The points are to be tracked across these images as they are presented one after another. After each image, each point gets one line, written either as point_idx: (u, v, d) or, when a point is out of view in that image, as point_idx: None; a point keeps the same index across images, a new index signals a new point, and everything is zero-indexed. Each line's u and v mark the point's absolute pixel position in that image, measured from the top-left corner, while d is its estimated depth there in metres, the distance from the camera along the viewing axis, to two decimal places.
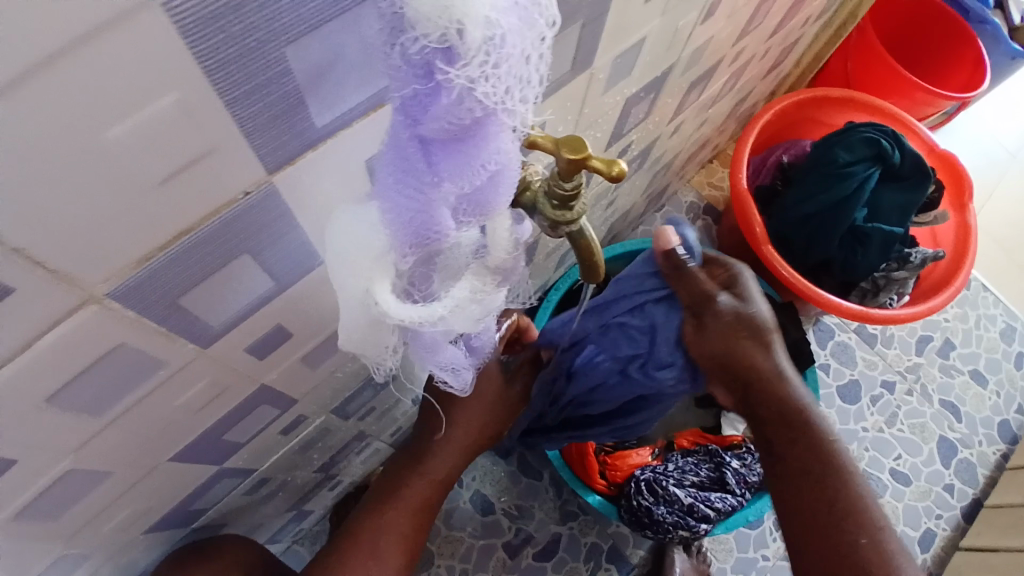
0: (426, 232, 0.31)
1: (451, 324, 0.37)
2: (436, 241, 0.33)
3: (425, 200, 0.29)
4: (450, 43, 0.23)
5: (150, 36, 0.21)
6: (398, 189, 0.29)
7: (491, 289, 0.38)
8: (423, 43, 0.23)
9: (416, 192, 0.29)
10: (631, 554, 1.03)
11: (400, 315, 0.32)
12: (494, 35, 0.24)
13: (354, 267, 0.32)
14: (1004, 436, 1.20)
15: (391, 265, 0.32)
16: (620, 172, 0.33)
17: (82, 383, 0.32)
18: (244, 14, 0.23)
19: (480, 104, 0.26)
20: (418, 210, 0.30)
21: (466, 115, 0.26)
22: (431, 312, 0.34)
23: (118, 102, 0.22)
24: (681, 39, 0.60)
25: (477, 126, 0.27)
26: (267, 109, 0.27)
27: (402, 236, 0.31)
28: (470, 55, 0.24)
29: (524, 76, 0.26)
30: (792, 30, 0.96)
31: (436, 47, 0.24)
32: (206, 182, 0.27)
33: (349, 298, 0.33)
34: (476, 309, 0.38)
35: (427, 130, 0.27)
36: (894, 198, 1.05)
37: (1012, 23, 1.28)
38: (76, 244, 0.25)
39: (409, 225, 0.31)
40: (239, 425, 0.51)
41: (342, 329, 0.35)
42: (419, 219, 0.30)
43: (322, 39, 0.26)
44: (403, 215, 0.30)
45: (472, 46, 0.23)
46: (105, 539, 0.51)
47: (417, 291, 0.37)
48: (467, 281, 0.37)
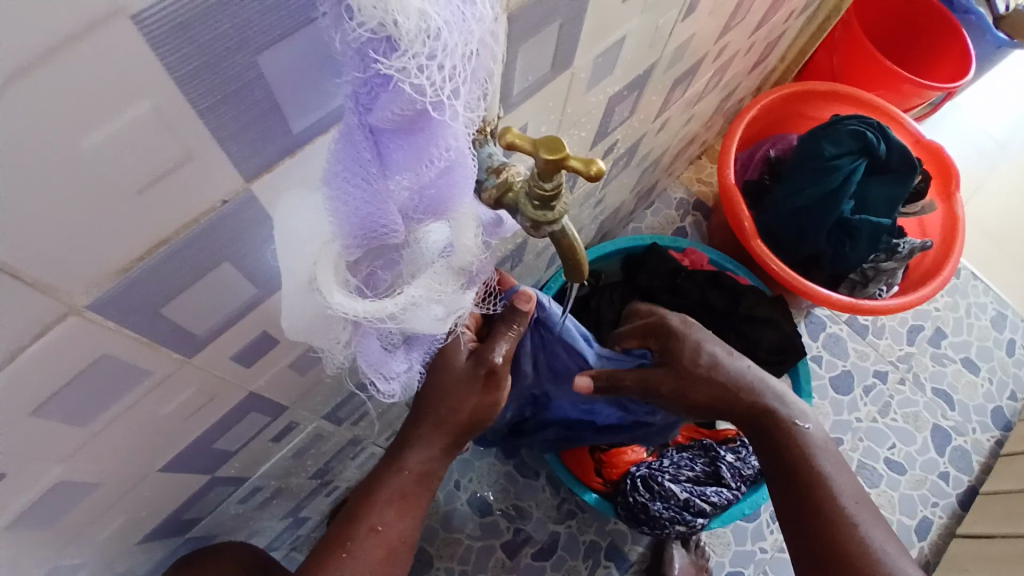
0: (377, 226, 0.32)
1: (407, 320, 0.38)
2: (389, 236, 0.33)
3: (373, 192, 0.29)
4: (387, 32, 0.23)
5: (123, 46, 0.21)
6: (345, 181, 0.29)
7: (453, 289, 0.39)
8: (360, 31, 0.23)
9: (364, 184, 0.29)
10: (630, 550, 1.03)
11: (348, 307, 0.33)
12: (431, 28, 0.24)
13: (307, 252, 0.33)
14: (997, 423, 1.20)
15: (339, 255, 0.33)
16: (599, 171, 0.33)
17: (67, 394, 0.32)
18: (214, 23, 0.23)
19: (421, 98, 0.25)
20: (367, 204, 0.30)
21: (409, 106, 0.26)
22: (379, 308, 0.35)
23: (93, 112, 0.22)
24: (663, 37, 0.60)
25: (422, 119, 0.27)
26: (240, 117, 0.27)
27: (352, 228, 0.31)
28: (407, 45, 0.24)
29: (465, 70, 0.26)
30: (775, 25, 0.96)
31: (373, 36, 0.23)
32: (185, 190, 0.27)
33: (292, 279, 0.34)
34: (434, 308, 0.38)
35: (373, 121, 0.26)
36: (881, 190, 1.05)
37: (994, 13, 1.29)
38: (56, 255, 0.25)
39: (360, 218, 0.31)
40: (230, 433, 0.51)
41: (286, 315, 0.36)
42: (369, 211, 0.30)
43: (289, 45, 0.26)
44: (353, 207, 0.30)
45: (408, 36, 0.23)
46: (99, 550, 0.51)
47: (374, 284, 0.38)
48: (428, 281, 0.37)
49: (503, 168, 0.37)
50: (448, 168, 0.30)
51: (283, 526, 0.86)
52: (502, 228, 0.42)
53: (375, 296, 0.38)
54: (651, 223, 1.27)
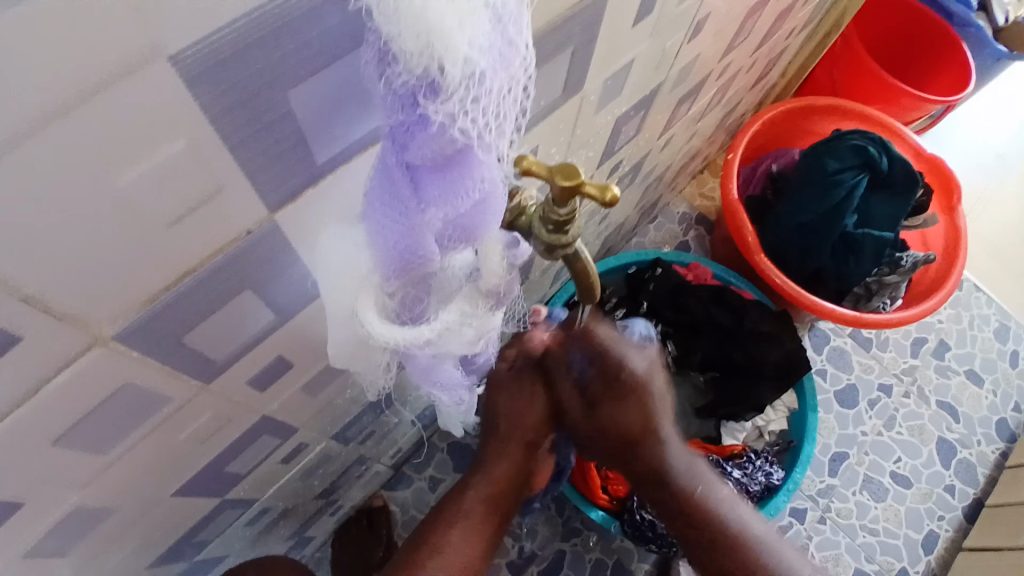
0: (412, 259, 0.32)
1: (442, 343, 0.39)
2: (424, 267, 0.33)
3: (410, 226, 0.29)
4: (432, 77, 0.24)
5: (160, 85, 0.21)
6: (385, 214, 0.29)
7: (482, 311, 0.39)
8: (407, 76, 0.24)
9: (402, 218, 0.29)
10: (636, 568, 1.02)
11: (386, 336, 0.34)
12: (476, 73, 0.24)
13: (346, 286, 0.33)
14: (1002, 435, 1.20)
15: (377, 286, 0.33)
16: (614, 197, 0.34)
17: (88, 423, 0.32)
18: (249, 61, 0.23)
19: (464, 138, 0.26)
20: (404, 237, 0.30)
21: (449, 145, 0.26)
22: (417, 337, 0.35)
23: (128, 150, 0.22)
24: (669, 58, 0.60)
25: (461, 156, 0.27)
26: (271, 150, 0.27)
27: (389, 261, 0.31)
28: (450, 90, 0.24)
29: (501, 109, 0.27)
30: (777, 42, 0.97)
31: (419, 81, 0.24)
32: (212, 222, 0.28)
33: (337, 315, 0.34)
34: (466, 331, 0.39)
35: (413, 158, 0.27)
36: (882, 206, 1.06)
37: (990, 28, 1.31)
38: (85, 288, 0.25)
39: (396, 251, 0.31)
40: (241, 456, 0.51)
41: (330, 344, 0.36)
42: (405, 244, 0.30)
43: (324, 80, 0.26)
44: (389, 239, 0.30)
45: (452, 83, 0.24)
46: (110, 575, 0.50)
47: (408, 311, 0.37)
48: (458, 306, 0.38)
49: (516, 193, 0.38)
50: (484, 199, 0.30)
51: (289, 546, 0.85)
52: (522, 252, 0.40)
53: (412, 322, 0.37)
54: (654, 237, 1.27)
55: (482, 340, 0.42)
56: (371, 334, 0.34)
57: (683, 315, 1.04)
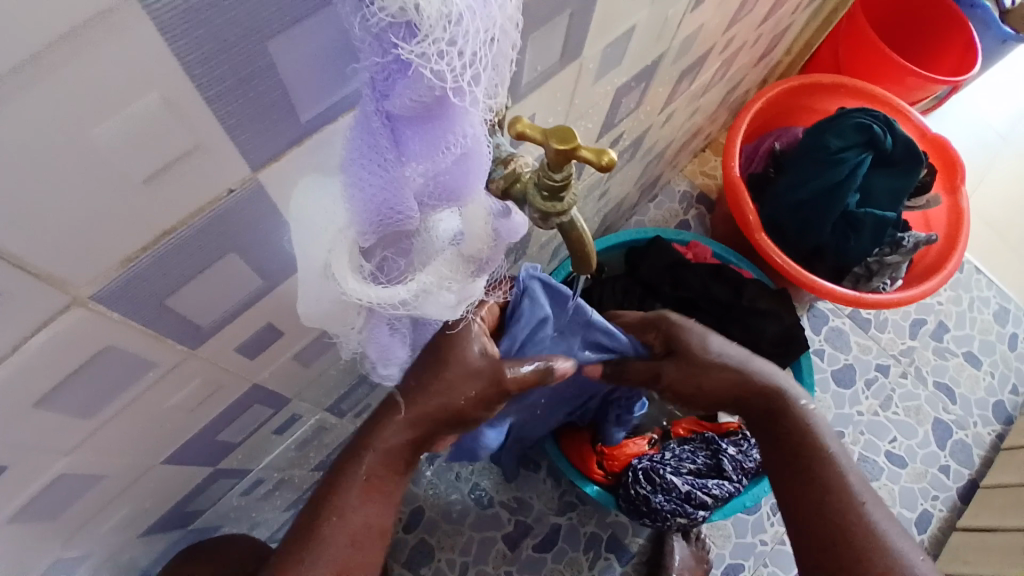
0: (391, 215, 0.31)
1: (419, 306, 0.38)
2: (404, 224, 0.32)
3: (389, 179, 0.29)
4: (408, 17, 0.23)
5: (133, 33, 0.20)
6: (363, 167, 0.28)
7: (462, 277, 0.39)
8: (380, 15, 0.23)
9: (381, 171, 0.28)
10: (631, 542, 1.03)
11: (360, 294, 0.33)
12: (452, 14, 0.23)
13: (319, 243, 0.32)
14: (998, 417, 1.20)
15: (353, 242, 0.32)
16: (611, 161, 0.33)
17: (71, 387, 0.32)
18: (227, 9, 0.22)
19: (440, 84, 0.25)
20: (384, 192, 0.29)
21: (427, 93, 0.25)
22: (392, 295, 0.35)
23: (101, 102, 0.21)
24: (671, 27, 0.59)
25: (440, 107, 0.26)
26: (252, 105, 0.26)
27: (366, 216, 0.30)
28: (427, 29, 0.23)
29: (484, 57, 0.26)
30: (782, 16, 0.95)
31: (394, 21, 0.23)
32: (193, 180, 0.27)
33: (309, 271, 0.33)
34: (446, 295, 0.38)
35: (393, 107, 0.26)
36: (886, 183, 1.05)
37: (1001, 6, 1.28)
38: (64, 244, 0.25)
39: (375, 207, 0.30)
40: (233, 425, 0.51)
41: (300, 302, 0.35)
42: (384, 198, 0.29)
43: (307, 32, 0.26)
44: (368, 195, 0.29)
45: (428, 21, 0.23)
46: (104, 540, 0.50)
47: (385, 273, 0.38)
48: (438, 268, 0.37)
49: (511, 159, 0.37)
50: (464, 154, 0.29)
51: (285, 517, 0.86)
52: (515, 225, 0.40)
53: (388, 283, 0.38)
54: (654, 215, 1.26)
55: (461, 308, 0.41)
56: (345, 291, 0.33)
57: (682, 291, 1.03)
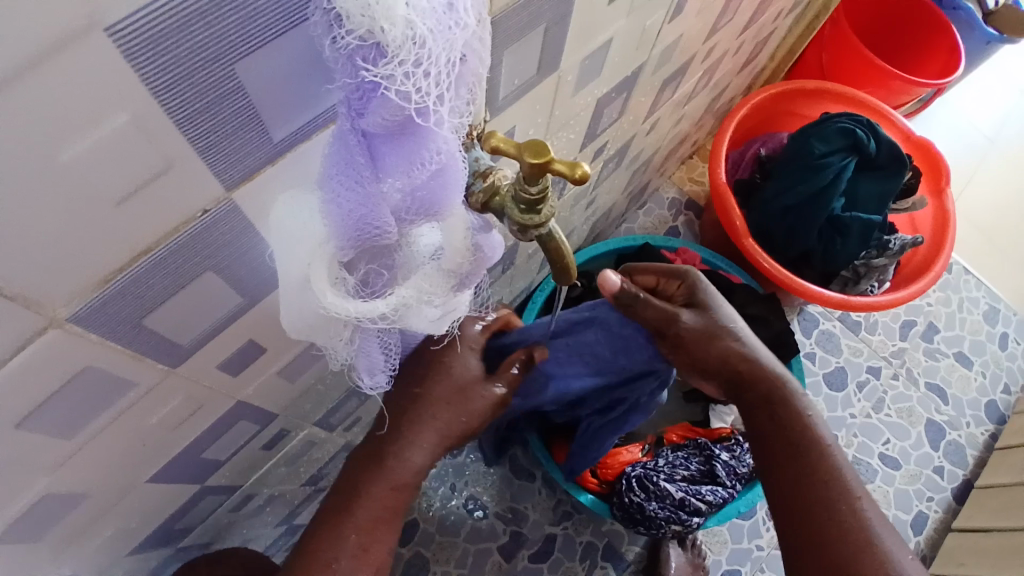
0: (369, 229, 0.31)
1: (400, 319, 0.37)
2: (382, 237, 0.32)
3: (367, 194, 0.29)
4: (374, 38, 0.24)
5: (101, 58, 0.21)
6: (340, 181, 0.29)
7: (444, 292, 0.38)
8: (348, 38, 0.24)
9: (358, 186, 0.29)
10: (626, 551, 1.03)
11: (339, 307, 0.33)
12: (417, 35, 0.24)
13: (300, 255, 0.32)
14: (991, 417, 1.21)
15: (332, 256, 0.33)
16: (583, 174, 0.33)
17: (52, 407, 0.32)
18: (192, 31, 0.22)
19: (408, 105, 0.26)
20: (362, 207, 0.30)
21: (398, 112, 0.26)
22: (370, 308, 0.34)
23: (70, 127, 0.22)
24: (650, 37, 0.60)
25: (411, 125, 0.27)
26: (225, 124, 0.26)
27: (345, 230, 0.31)
28: (393, 51, 0.24)
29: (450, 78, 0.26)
30: (764, 24, 0.97)
31: (362, 43, 0.24)
32: (168, 199, 0.27)
33: (287, 283, 0.33)
34: (429, 308, 0.38)
35: (368, 124, 0.27)
36: (870, 187, 1.06)
37: (982, 9, 1.30)
38: (43, 266, 0.25)
39: (354, 220, 0.30)
40: (219, 442, 0.50)
41: (282, 310, 0.35)
42: (363, 213, 0.30)
43: (278, 52, 0.26)
44: (346, 210, 0.30)
45: (394, 43, 0.24)
46: (91, 559, 0.50)
47: (371, 285, 0.38)
48: (417, 284, 0.37)
49: (489, 172, 0.37)
50: (441, 169, 0.30)
51: (277, 532, 0.85)
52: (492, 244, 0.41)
53: (371, 296, 0.38)
54: (644, 222, 1.27)
55: (445, 322, 0.41)
56: (326, 306, 0.33)
57: None
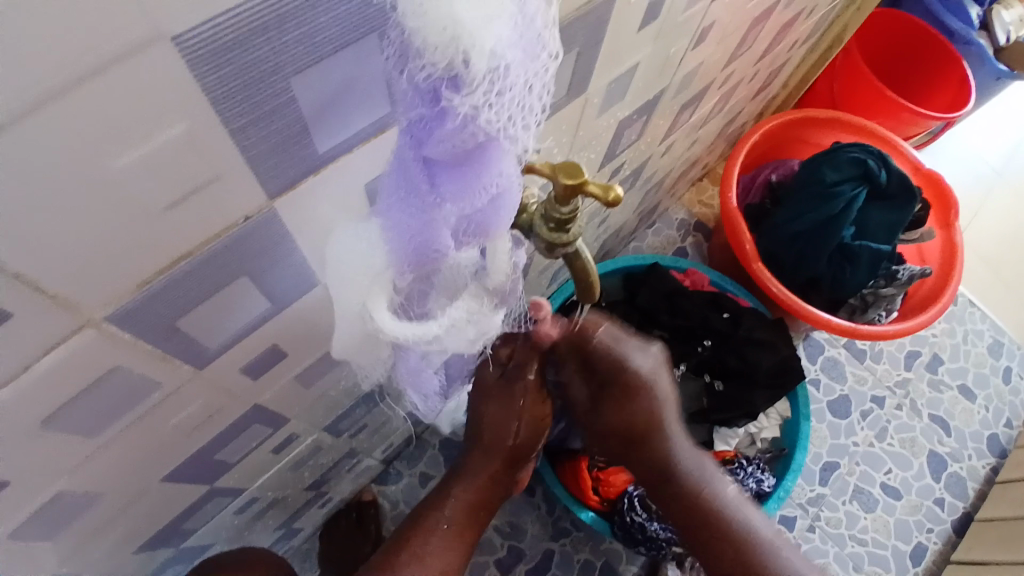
0: (427, 250, 0.32)
1: (447, 340, 0.38)
2: (437, 260, 0.33)
3: (427, 219, 0.30)
4: (457, 71, 0.23)
5: (163, 67, 0.21)
6: (401, 207, 0.30)
7: (486, 310, 0.39)
8: (431, 70, 0.23)
9: (419, 212, 0.30)
10: (624, 570, 1.02)
11: (398, 333, 0.33)
12: (497, 69, 0.24)
13: (356, 283, 0.32)
14: (993, 450, 1.21)
15: (391, 281, 0.33)
16: (616, 197, 0.34)
17: (79, 405, 0.32)
18: (252, 46, 0.23)
19: (484, 132, 0.26)
20: (421, 231, 0.31)
21: (469, 140, 0.26)
22: (425, 332, 0.35)
23: (126, 134, 0.22)
24: (673, 63, 0.61)
25: (479, 151, 0.28)
26: (272, 137, 0.27)
27: (404, 254, 0.32)
28: (474, 84, 0.24)
29: (525, 104, 0.27)
30: (780, 53, 0.98)
31: (442, 76, 0.24)
32: (211, 207, 0.28)
33: (346, 312, 0.34)
34: (472, 328, 0.39)
35: (432, 153, 0.27)
36: (882, 217, 1.06)
37: (995, 46, 1.31)
38: (85, 268, 0.25)
39: (411, 244, 0.31)
40: (231, 445, 0.51)
41: (336, 335, 0.36)
42: (421, 236, 0.31)
43: (330, 69, 0.27)
44: (406, 233, 0.31)
45: (477, 76, 0.23)
46: (98, 557, 0.50)
47: (416, 305, 0.36)
48: (465, 302, 0.37)
49: (517, 191, 0.38)
50: (499, 195, 0.31)
51: (276, 537, 0.85)
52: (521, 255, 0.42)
53: (417, 317, 0.37)
54: (652, 242, 1.28)
55: (482, 341, 0.42)
56: (382, 331, 0.33)
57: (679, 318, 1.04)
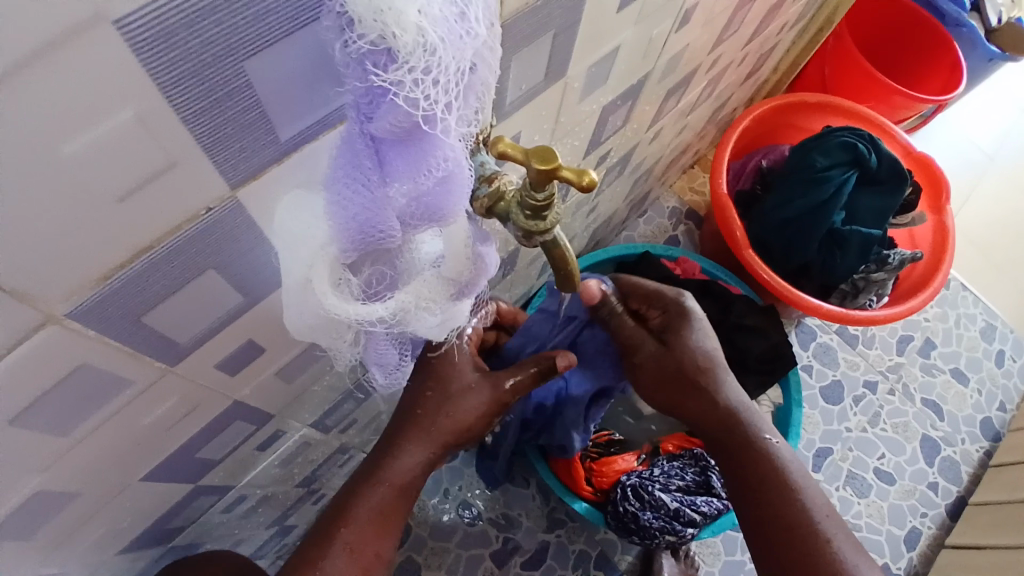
0: (375, 235, 0.31)
1: (400, 323, 0.37)
2: (387, 244, 0.32)
3: (372, 199, 0.29)
4: (385, 44, 0.24)
5: (107, 51, 0.20)
6: (347, 184, 0.28)
7: (444, 299, 0.38)
8: (359, 43, 0.24)
9: (364, 191, 0.28)
10: (620, 560, 1.02)
11: (339, 309, 0.33)
12: (428, 43, 0.24)
13: (299, 258, 0.32)
14: (986, 434, 1.21)
15: (334, 258, 0.32)
16: (591, 181, 0.33)
17: (46, 403, 0.31)
18: (201, 29, 0.22)
19: (418, 111, 0.26)
20: (365, 213, 0.29)
21: (406, 119, 0.26)
22: (370, 312, 0.34)
23: (72, 122, 0.21)
24: (656, 47, 0.60)
25: (419, 131, 0.27)
26: (228, 124, 0.26)
27: (348, 236, 0.30)
28: (404, 57, 0.24)
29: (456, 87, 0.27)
30: (768, 37, 0.97)
31: (372, 48, 0.24)
32: (170, 196, 0.27)
33: (289, 285, 0.33)
34: (428, 315, 0.38)
35: (377, 129, 0.27)
36: (871, 202, 1.06)
37: (985, 28, 1.30)
38: (40, 262, 0.24)
39: (358, 226, 0.30)
40: (214, 442, 0.50)
41: (288, 312, 0.35)
42: (367, 219, 0.30)
43: (286, 52, 0.26)
44: (352, 214, 0.29)
45: (405, 50, 0.24)
46: (82, 558, 0.50)
47: (374, 287, 0.37)
48: (417, 287, 0.37)
49: (494, 177, 0.37)
50: (447, 178, 0.30)
51: (269, 534, 0.85)
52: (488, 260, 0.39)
53: (374, 298, 0.37)
54: (644, 231, 1.27)
55: (444, 327, 0.41)
56: (325, 306, 0.33)
57: None
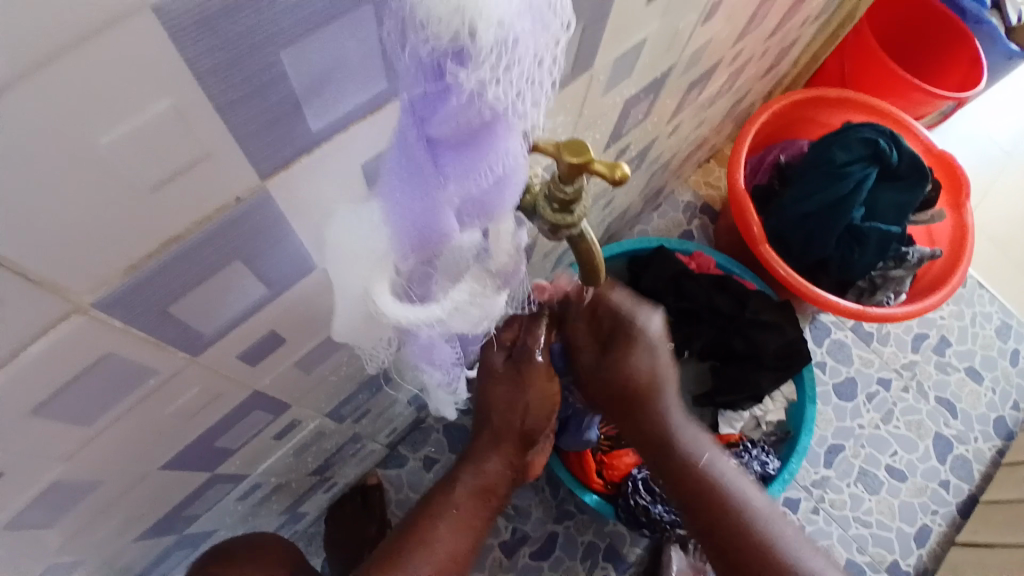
0: (428, 234, 0.31)
1: (450, 323, 0.37)
2: (438, 241, 0.32)
3: (431, 201, 0.29)
4: (462, 44, 0.23)
5: (144, 44, 0.20)
6: (403, 191, 0.28)
7: (489, 292, 0.38)
8: (434, 44, 0.23)
9: (423, 193, 0.28)
10: (628, 552, 1.02)
11: (398, 315, 0.33)
12: (507, 39, 0.23)
13: (357, 268, 0.31)
14: (999, 433, 1.20)
15: (389, 265, 0.32)
16: (623, 174, 0.32)
17: (72, 393, 0.31)
18: (240, 19, 0.22)
19: (489, 107, 0.25)
20: (424, 212, 0.29)
21: (474, 116, 0.25)
22: (430, 313, 0.34)
23: (108, 110, 0.21)
24: (682, 39, 0.59)
25: (484, 129, 0.27)
26: (264, 114, 0.26)
27: (406, 236, 0.31)
28: (482, 58, 0.23)
29: (530, 78, 0.26)
30: (791, 29, 0.96)
31: (448, 49, 0.23)
32: (202, 187, 0.26)
33: (347, 294, 0.33)
34: (475, 311, 0.38)
35: (437, 130, 0.26)
36: (892, 198, 1.04)
37: (1007, 24, 1.28)
38: (70, 252, 0.24)
39: (415, 226, 0.30)
40: (231, 432, 0.50)
41: (337, 314, 0.36)
42: (423, 219, 0.30)
43: (324, 41, 0.25)
44: (408, 215, 0.30)
45: (484, 49, 0.23)
46: (98, 544, 0.50)
47: (417, 289, 0.36)
48: (467, 283, 0.37)
49: (521, 172, 0.37)
50: (501, 171, 0.29)
51: (282, 521, 0.85)
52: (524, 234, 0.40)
53: (419, 299, 0.36)
54: (657, 225, 1.26)
55: (484, 325, 0.41)
56: (382, 313, 0.33)
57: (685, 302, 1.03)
